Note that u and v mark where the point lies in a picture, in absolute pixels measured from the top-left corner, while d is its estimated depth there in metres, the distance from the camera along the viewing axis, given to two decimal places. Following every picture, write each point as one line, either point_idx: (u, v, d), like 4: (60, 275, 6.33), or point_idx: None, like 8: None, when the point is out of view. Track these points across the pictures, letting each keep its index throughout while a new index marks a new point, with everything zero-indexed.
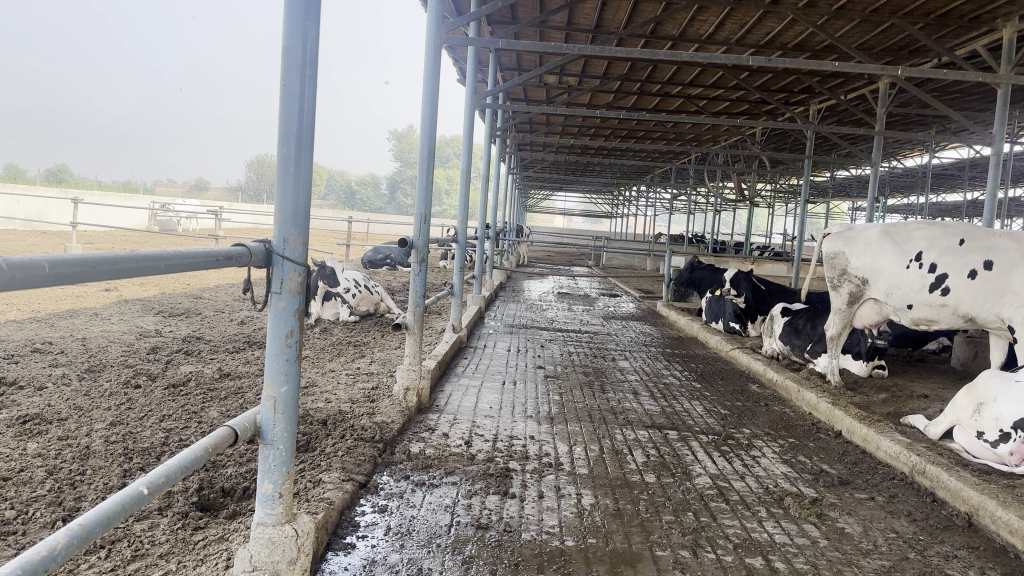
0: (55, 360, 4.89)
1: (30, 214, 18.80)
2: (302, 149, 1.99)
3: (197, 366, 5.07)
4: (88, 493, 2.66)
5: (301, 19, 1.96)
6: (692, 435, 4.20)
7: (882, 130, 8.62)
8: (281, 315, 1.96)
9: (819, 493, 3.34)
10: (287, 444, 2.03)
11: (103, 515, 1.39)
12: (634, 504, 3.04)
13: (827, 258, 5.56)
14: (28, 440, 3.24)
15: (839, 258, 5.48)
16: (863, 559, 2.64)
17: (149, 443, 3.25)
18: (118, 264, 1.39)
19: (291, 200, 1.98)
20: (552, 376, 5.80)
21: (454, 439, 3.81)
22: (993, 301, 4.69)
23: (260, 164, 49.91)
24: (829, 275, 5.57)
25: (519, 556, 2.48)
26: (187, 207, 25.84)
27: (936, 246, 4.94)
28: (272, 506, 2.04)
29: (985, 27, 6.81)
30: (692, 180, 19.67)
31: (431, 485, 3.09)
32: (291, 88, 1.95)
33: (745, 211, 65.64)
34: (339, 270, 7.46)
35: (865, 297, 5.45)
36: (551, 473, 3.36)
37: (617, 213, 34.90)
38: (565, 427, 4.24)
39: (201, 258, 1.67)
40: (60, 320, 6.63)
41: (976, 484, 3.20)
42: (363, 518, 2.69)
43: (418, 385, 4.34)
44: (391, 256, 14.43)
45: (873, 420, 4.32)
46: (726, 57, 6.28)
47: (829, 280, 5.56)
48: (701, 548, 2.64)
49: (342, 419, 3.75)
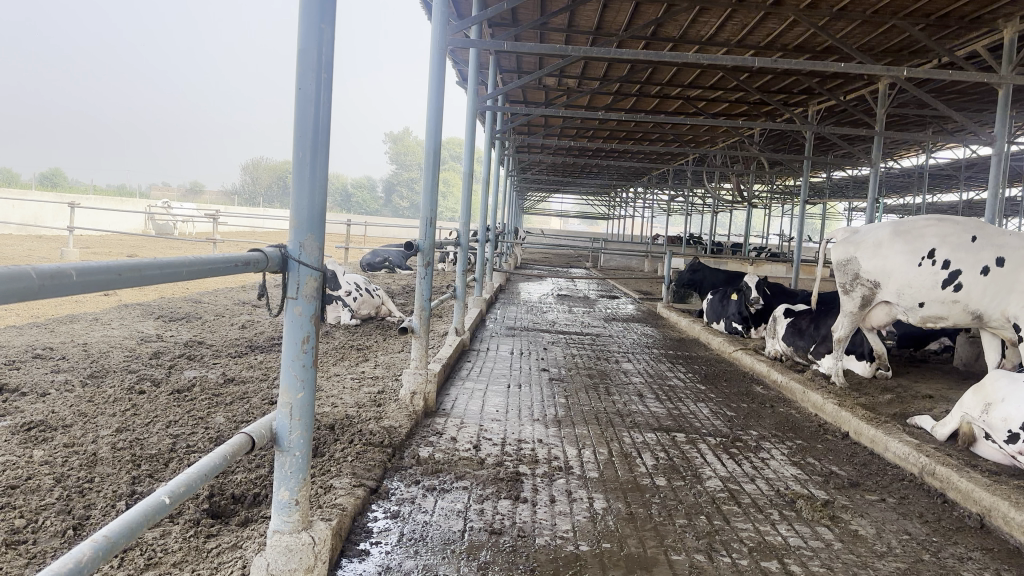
0: (58, 365, 4.86)
1: (26, 218, 18.69)
2: (318, 153, 1.98)
3: (201, 371, 5.04)
4: (97, 501, 2.64)
5: (317, 22, 1.94)
6: (699, 437, 4.20)
7: (883, 131, 8.63)
8: (297, 321, 1.94)
9: (830, 495, 3.33)
10: (303, 451, 2.01)
11: (127, 525, 1.37)
12: (646, 507, 3.03)
13: (838, 265, 5.52)
14: (34, 447, 3.22)
15: (851, 263, 5.44)
16: (878, 562, 2.64)
17: (156, 450, 3.23)
18: (141, 271, 1.37)
19: (307, 206, 1.96)
20: (557, 379, 5.79)
21: (463, 443, 3.80)
22: (1002, 297, 4.72)
23: (255, 167, 49.72)
24: (841, 281, 5.53)
25: (536, 562, 2.46)
26: (184, 210, 25.81)
27: (948, 243, 4.93)
28: (289, 514, 2.02)
29: (986, 27, 6.83)
30: (690, 181, 19.70)
31: (443, 490, 3.08)
32: (306, 93, 1.94)
33: (740, 213, 66.09)
34: (340, 274, 7.43)
35: (876, 300, 5.42)
36: (562, 477, 3.35)
37: (613, 214, 34.89)
38: (572, 430, 4.23)
39: (219, 263, 1.65)
40: (60, 325, 6.61)
41: (988, 485, 3.19)
42: (376, 524, 2.67)
43: (425, 389, 4.33)
44: (389, 259, 14.38)
45: (881, 421, 4.31)
46: (728, 59, 6.26)
47: (840, 285, 5.52)
48: (716, 552, 2.63)
49: (349, 423, 3.72)
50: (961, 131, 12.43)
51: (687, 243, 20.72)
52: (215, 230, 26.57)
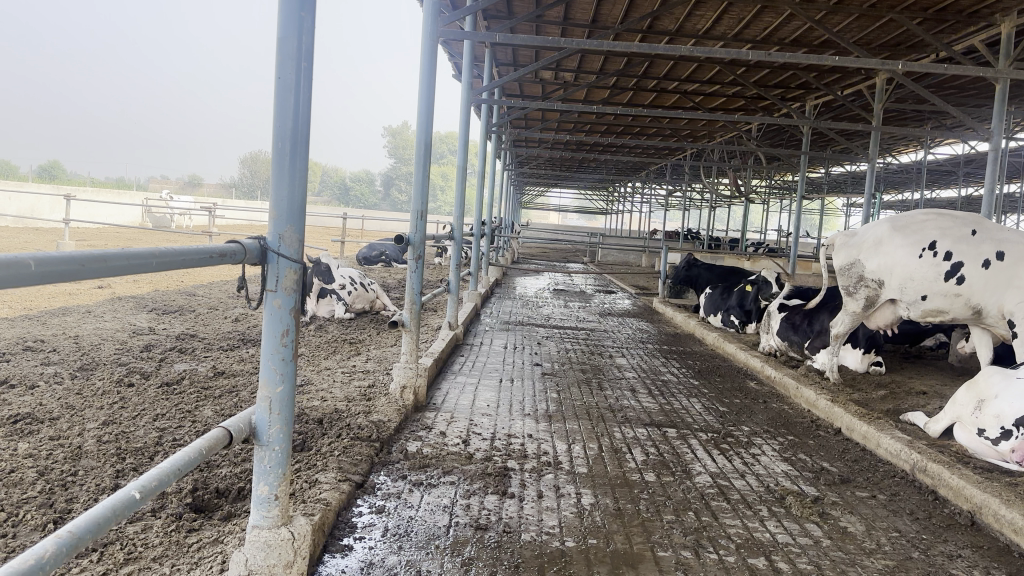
0: (48, 357, 4.84)
1: (23, 210, 18.77)
2: (298, 144, 1.95)
3: (192, 363, 5.02)
4: (80, 495, 2.61)
5: (297, 10, 1.92)
6: (691, 433, 4.18)
7: (880, 126, 8.60)
8: (277, 314, 1.92)
9: (820, 491, 3.31)
10: (283, 445, 1.98)
11: (94, 520, 1.35)
12: (634, 503, 3.02)
13: (843, 270, 5.45)
14: (19, 440, 3.19)
15: (855, 265, 5.37)
16: (867, 559, 2.62)
17: (142, 443, 3.20)
18: (107, 261, 1.35)
19: (286, 197, 1.93)
20: (549, 374, 5.75)
21: (452, 437, 3.78)
22: (1000, 292, 4.74)
23: (254, 160, 49.66)
24: (844, 283, 5.45)
25: (520, 557, 2.45)
26: (181, 205, 25.67)
27: (949, 236, 4.89)
28: (268, 509, 2.00)
29: (983, 22, 6.78)
30: (688, 176, 19.68)
31: (430, 484, 3.06)
32: (286, 81, 1.90)
33: (739, 209, 66.59)
34: (335, 267, 7.32)
35: (882, 301, 5.35)
36: (550, 472, 3.33)
37: (611, 208, 34.93)
38: (563, 425, 4.22)
39: (191, 255, 1.61)
40: (52, 317, 6.56)
41: (979, 482, 3.18)
42: (360, 519, 2.65)
43: (415, 383, 4.30)
44: (386, 253, 14.35)
45: (873, 417, 4.30)
46: (724, 52, 6.18)
47: (846, 288, 5.45)
48: (704, 548, 2.62)
49: (338, 417, 3.70)
50: (958, 127, 12.41)
51: (685, 238, 20.69)
52: (213, 223, 26.64)
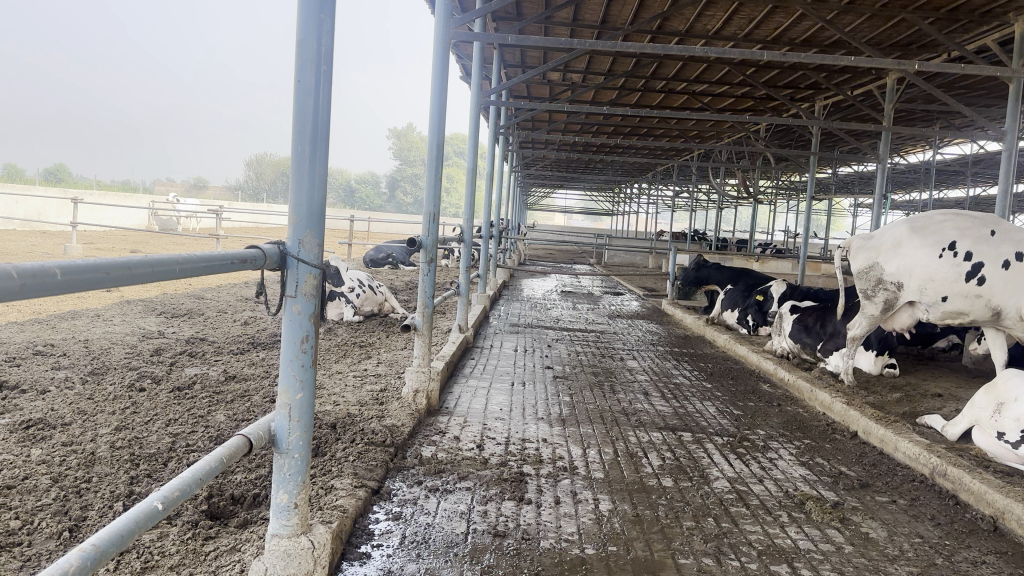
0: (58, 362, 4.82)
1: (31, 214, 18.83)
2: (318, 145, 1.92)
3: (202, 368, 5.00)
4: (95, 502, 2.59)
5: (316, 12, 1.89)
6: (706, 437, 4.13)
7: (892, 127, 8.53)
8: (297, 319, 1.89)
9: (840, 496, 3.27)
10: (302, 453, 1.96)
11: (117, 533, 1.33)
12: (653, 509, 2.97)
13: (860, 272, 5.39)
14: (32, 446, 3.17)
15: (874, 268, 5.30)
16: (891, 565, 2.58)
17: (156, 449, 3.18)
18: (131, 269, 1.32)
19: (306, 200, 1.90)
20: (561, 377, 5.71)
21: (466, 442, 3.74)
22: (1020, 292, 4.73)
23: (259, 162, 49.68)
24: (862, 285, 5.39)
25: (539, 565, 2.41)
26: (188, 208, 25.70)
27: (970, 236, 4.84)
28: (288, 517, 1.97)
29: (996, 22, 6.70)
30: (695, 177, 19.58)
31: (446, 490, 3.03)
32: (306, 84, 1.88)
33: (745, 211, 66.44)
34: (343, 270, 7.36)
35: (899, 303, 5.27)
36: (566, 477, 3.29)
37: (617, 210, 34.89)
38: (577, 429, 4.18)
39: (214, 260, 1.59)
40: (61, 321, 6.54)
41: (1002, 487, 3.13)
42: (377, 526, 2.62)
43: (428, 387, 4.26)
44: (393, 255, 14.32)
45: (890, 420, 4.25)
46: (737, 53, 6.12)
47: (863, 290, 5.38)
48: (725, 555, 2.58)
49: (351, 423, 3.66)
50: (968, 127, 12.30)
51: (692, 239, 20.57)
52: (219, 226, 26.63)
